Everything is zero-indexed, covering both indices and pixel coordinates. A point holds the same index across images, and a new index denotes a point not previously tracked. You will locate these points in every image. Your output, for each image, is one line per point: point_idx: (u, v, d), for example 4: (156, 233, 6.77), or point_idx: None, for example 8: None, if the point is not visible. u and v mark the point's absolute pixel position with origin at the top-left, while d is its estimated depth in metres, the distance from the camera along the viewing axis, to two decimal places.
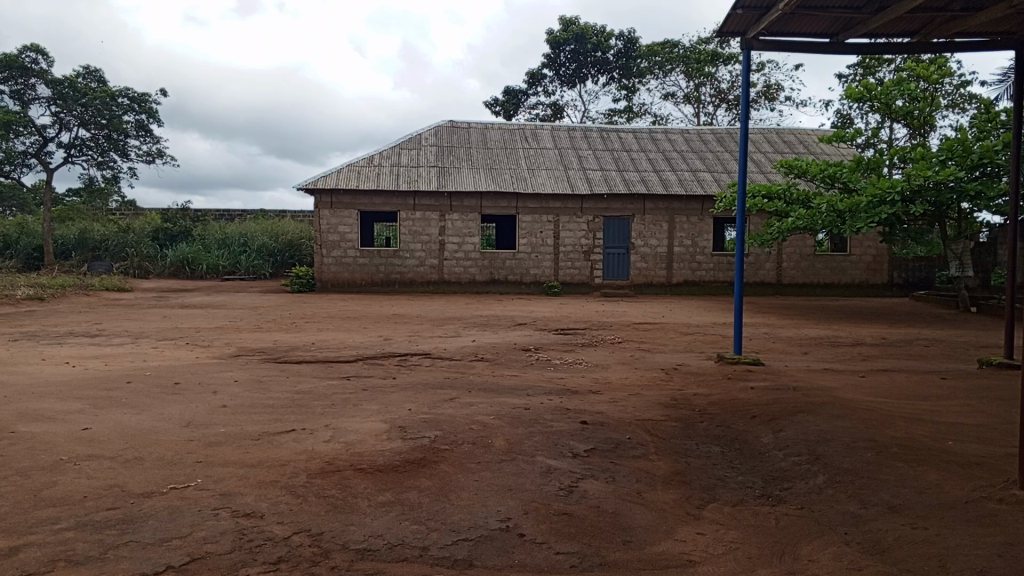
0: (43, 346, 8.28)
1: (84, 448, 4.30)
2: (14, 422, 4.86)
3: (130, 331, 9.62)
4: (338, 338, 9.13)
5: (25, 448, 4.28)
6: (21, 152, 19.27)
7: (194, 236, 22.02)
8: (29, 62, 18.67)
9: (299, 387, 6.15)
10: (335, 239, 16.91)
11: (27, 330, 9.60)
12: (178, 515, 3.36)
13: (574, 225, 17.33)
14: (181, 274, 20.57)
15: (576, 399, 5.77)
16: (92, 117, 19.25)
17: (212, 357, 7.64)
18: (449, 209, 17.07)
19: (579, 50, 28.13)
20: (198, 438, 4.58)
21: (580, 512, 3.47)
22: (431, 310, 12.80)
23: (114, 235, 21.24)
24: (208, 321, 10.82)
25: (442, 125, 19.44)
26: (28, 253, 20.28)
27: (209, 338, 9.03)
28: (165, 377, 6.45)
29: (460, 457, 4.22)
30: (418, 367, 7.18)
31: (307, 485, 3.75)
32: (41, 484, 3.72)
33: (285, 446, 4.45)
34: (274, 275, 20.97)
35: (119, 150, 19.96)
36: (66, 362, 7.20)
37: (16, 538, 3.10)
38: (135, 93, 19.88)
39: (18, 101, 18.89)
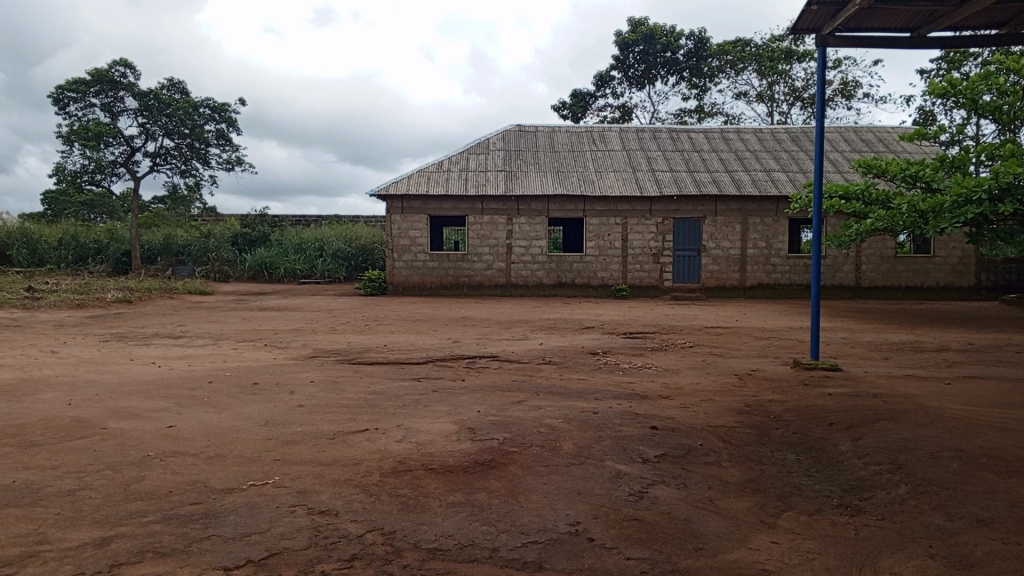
0: (132, 346, 8.67)
1: (170, 445, 4.49)
2: (106, 418, 5.12)
3: (212, 332, 10.00)
4: (409, 340, 9.26)
5: (115, 444, 4.50)
6: (110, 161, 20.20)
7: (272, 241, 22.70)
8: (117, 76, 19.60)
9: (373, 388, 6.27)
10: (406, 243, 17.20)
11: (118, 331, 10.09)
12: (257, 511, 3.47)
13: (642, 228, 17.16)
14: (259, 277, 21.24)
15: (646, 404, 5.71)
16: (176, 127, 20.07)
17: (288, 358, 7.86)
18: (517, 213, 17.11)
19: (648, 51, 27.82)
20: (276, 436, 4.72)
21: (650, 519, 3.43)
22: (501, 313, 12.86)
23: (197, 240, 22.11)
24: (286, 324, 11.14)
25: (509, 129, 19.52)
26: (117, 258, 21.29)
27: (286, 340, 9.30)
28: (245, 377, 6.67)
29: (529, 460, 4.23)
30: (487, 369, 7.23)
31: (379, 485, 3.81)
32: (130, 478, 3.90)
33: (359, 445, 4.54)
34: (348, 279, 21.47)
35: (201, 159, 20.74)
36: (152, 362, 7.54)
37: (108, 529, 3.26)
38: (215, 103, 20.62)
39: (108, 113, 19.85)
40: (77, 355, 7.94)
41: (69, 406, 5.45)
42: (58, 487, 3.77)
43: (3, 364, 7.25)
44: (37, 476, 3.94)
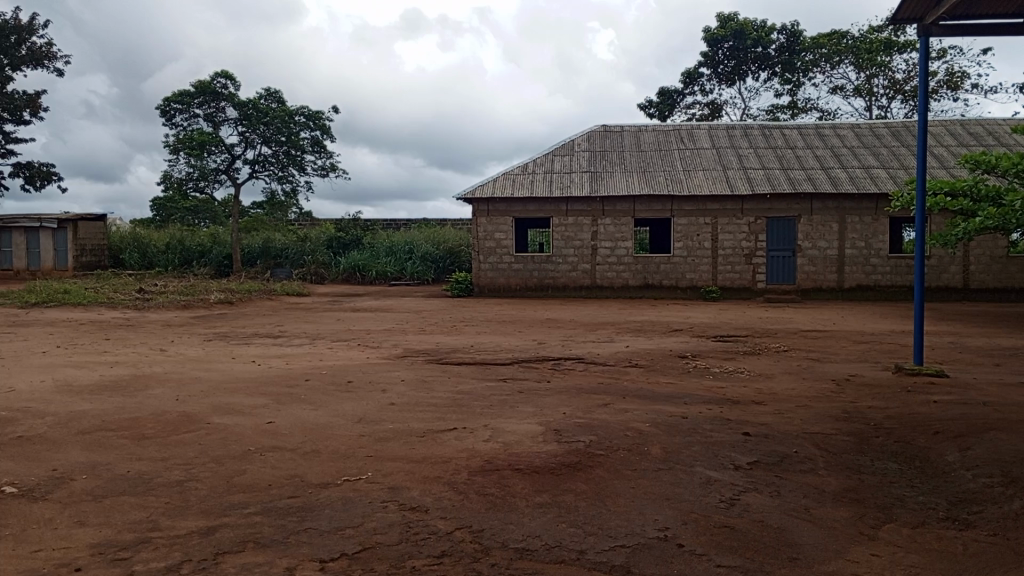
0: (234, 345, 9.08)
1: (269, 440, 4.68)
2: (211, 414, 5.38)
3: (307, 332, 10.36)
4: (495, 341, 9.34)
5: (218, 438, 4.72)
6: (213, 169, 21.20)
7: (364, 244, 23.33)
8: (219, 87, 20.56)
9: (460, 388, 6.36)
10: (492, 245, 17.39)
11: (221, 330, 10.60)
12: (351, 506, 3.58)
13: (733, 228, 16.76)
14: (353, 279, 21.87)
15: (737, 409, 5.58)
16: (273, 135, 20.90)
17: (379, 358, 8.06)
18: (602, 214, 17.00)
19: (738, 46, 27.19)
20: (368, 433, 4.85)
21: (742, 526, 3.35)
22: (587, 315, 12.82)
23: (293, 243, 22.99)
24: (377, 324, 11.44)
25: (594, 130, 19.42)
26: (219, 261, 22.36)
27: (377, 340, 9.54)
28: (339, 375, 6.89)
29: (616, 464, 4.20)
30: (573, 371, 7.22)
31: (468, 483, 3.87)
32: (232, 471, 4.08)
33: (447, 444, 4.62)
34: (436, 280, 21.81)
35: (297, 165, 21.50)
36: (252, 360, 7.87)
37: (213, 518, 3.43)
38: (311, 111, 21.35)
39: (211, 123, 20.83)
40: (183, 353, 8.38)
41: (176, 401, 5.75)
42: (167, 478, 3.99)
43: (117, 361, 7.72)
44: (149, 466, 4.18)
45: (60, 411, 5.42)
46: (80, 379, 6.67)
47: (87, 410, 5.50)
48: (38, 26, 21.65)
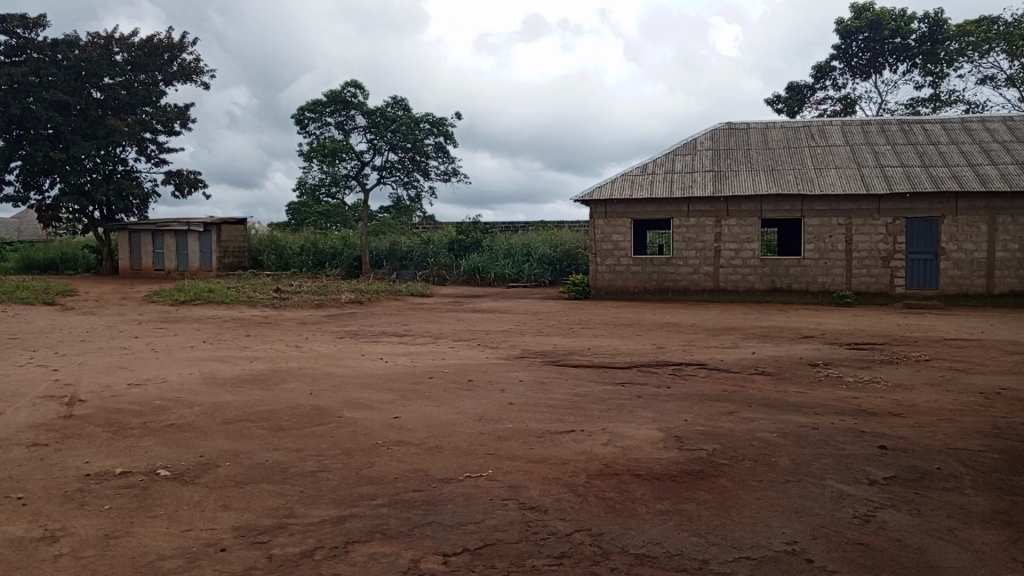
0: (363, 343, 9.47)
1: (394, 435, 4.85)
2: (342, 407, 5.63)
3: (430, 331, 10.65)
4: (613, 344, 9.28)
5: (348, 431, 4.94)
6: (344, 175, 22.16)
7: (484, 246, 23.70)
8: (350, 97, 21.48)
9: (579, 390, 6.35)
10: (610, 247, 17.29)
11: (350, 328, 11.09)
12: (473, 502, 3.65)
13: (869, 229, 15.89)
14: (473, 281, 22.31)
15: (873, 421, 5.28)
16: (400, 142, 21.62)
17: (498, 358, 8.18)
18: (726, 214, 16.54)
19: (874, 38, 25.81)
20: (489, 432, 4.93)
21: (878, 544, 3.18)
22: (708, 319, 12.51)
23: (418, 246, 23.76)
24: (496, 325, 11.62)
25: (718, 128, 18.89)
26: (350, 263, 23.40)
27: (497, 341, 9.69)
28: (460, 374, 7.04)
29: (741, 474, 4.07)
30: (695, 376, 7.06)
31: (587, 486, 3.86)
32: (361, 463, 4.26)
33: (566, 445, 4.63)
34: (553, 282, 21.81)
35: (421, 171, 22.14)
36: (378, 358, 8.18)
37: (344, 508, 3.59)
38: (435, 118, 21.94)
39: (341, 131, 21.77)
40: (315, 350, 8.82)
41: (310, 395, 6.06)
42: (301, 467, 4.21)
43: (256, 356, 8.23)
44: (285, 456, 4.43)
45: (206, 402, 5.83)
46: (223, 372, 7.14)
47: (230, 401, 5.89)
48: (187, 43, 23.37)
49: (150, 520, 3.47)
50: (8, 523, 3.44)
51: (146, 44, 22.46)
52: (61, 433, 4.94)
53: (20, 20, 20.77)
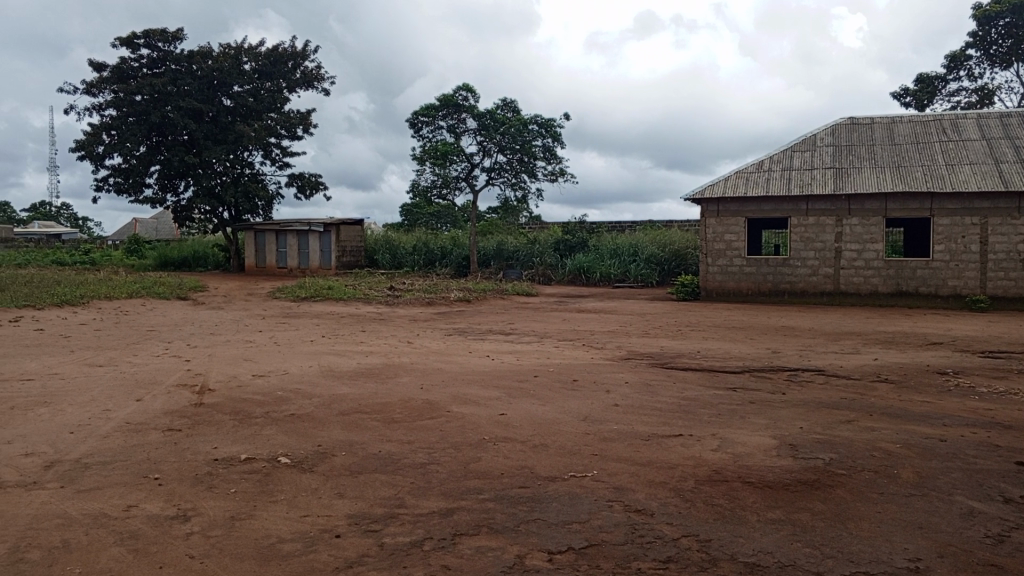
0: (471, 341, 9.64)
1: (501, 431, 4.92)
2: (450, 403, 5.76)
3: (536, 331, 10.71)
4: (724, 347, 9.03)
5: (456, 426, 5.04)
6: (454, 177, 22.60)
7: (590, 246, 23.57)
8: (461, 100, 21.88)
9: (687, 394, 6.23)
10: (722, 247, 16.86)
11: (459, 326, 11.30)
12: (578, 501, 3.66)
13: (1007, 229, 14.80)
14: (578, 280, 22.27)
15: (1010, 435, 4.92)
16: (508, 144, 21.84)
17: (604, 359, 8.13)
18: (848, 213, 15.80)
19: (1016, 23, 24.00)
20: (594, 432, 4.92)
21: (1014, 567, 2.96)
22: (826, 324, 11.99)
23: (524, 246, 23.97)
24: (603, 326, 11.55)
25: (840, 123, 17.98)
26: (458, 262, 23.85)
27: (603, 341, 9.63)
28: (566, 374, 7.05)
29: (860, 485, 3.88)
30: (810, 383, 6.78)
31: (696, 491, 3.79)
32: (469, 458, 4.35)
33: (674, 449, 4.56)
34: (661, 283, 21.42)
35: (529, 172, 22.28)
36: (485, 355, 8.29)
37: (451, 501, 3.67)
38: (543, 119, 22.03)
39: (453, 134, 22.21)
40: (425, 346, 9.04)
41: (420, 390, 6.23)
42: (412, 459, 4.34)
43: (370, 351, 8.52)
44: (396, 448, 4.57)
45: (324, 394, 6.10)
46: (340, 366, 7.44)
47: (346, 393, 6.14)
48: (309, 51, 24.46)
49: (271, 505, 3.66)
50: (146, 501, 3.71)
51: (272, 53, 23.67)
52: (193, 420, 5.29)
53: (161, 34, 22.33)
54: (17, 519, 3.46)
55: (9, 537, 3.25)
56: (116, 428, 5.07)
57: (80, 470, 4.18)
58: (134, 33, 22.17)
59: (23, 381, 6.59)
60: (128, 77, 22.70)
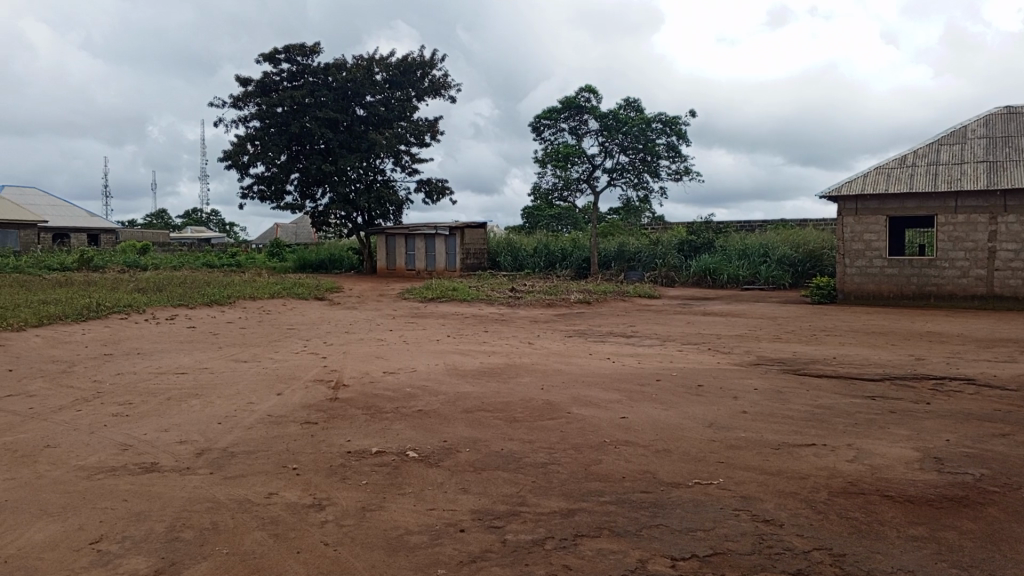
0: (593, 343, 9.61)
1: (623, 434, 4.88)
2: (572, 404, 5.77)
3: (659, 334, 10.54)
4: (863, 354, 8.55)
5: (577, 428, 5.06)
6: (575, 178, 22.59)
7: (716, 247, 22.91)
8: (583, 101, 21.86)
9: (820, 402, 5.95)
10: (861, 247, 15.98)
11: (580, 328, 11.28)
12: (702, 508, 3.58)
13: None
14: (704, 282, 21.72)
15: None
16: (631, 143, 21.63)
17: (730, 363, 7.89)
18: (1003, 211, 14.59)
19: None
20: (720, 439, 4.79)
21: None
22: (978, 329, 11.12)
23: (646, 247, 23.63)
24: (730, 329, 11.21)
25: (993, 113, 16.41)
26: (579, 264, 23.83)
27: (729, 345, 9.35)
28: (690, 378, 6.89)
29: (1016, 504, 3.58)
30: (960, 393, 6.31)
31: (829, 503, 3.62)
32: (590, 460, 4.34)
33: (805, 459, 4.37)
34: (793, 286, 20.50)
35: (652, 171, 21.95)
36: (606, 357, 8.24)
37: (572, 502, 3.69)
38: (667, 117, 21.64)
39: (574, 135, 22.22)
40: (546, 347, 9.09)
41: (541, 391, 6.28)
42: (534, 459, 4.38)
43: (493, 351, 8.66)
44: (519, 447, 4.63)
45: (449, 391, 6.26)
46: (464, 365, 7.61)
47: (470, 392, 6.27)
48: (436, 60, 25.17)
49: (399, 497, 3.80)
50: (285, 489, 3.94)
51: (401, 63, 24.54)
52: (328, 413, 5.57)
53: (299, 49, 23.63)
54: (173, 501, 3.76)
55: (166, 517, 3.55)
56: (259, 420, 5.42)
57: (227, 458, 4.50)
58: (275, 49, 23.58)
59: (178, 374, 7.15)
60: (269, 90, 24.16)
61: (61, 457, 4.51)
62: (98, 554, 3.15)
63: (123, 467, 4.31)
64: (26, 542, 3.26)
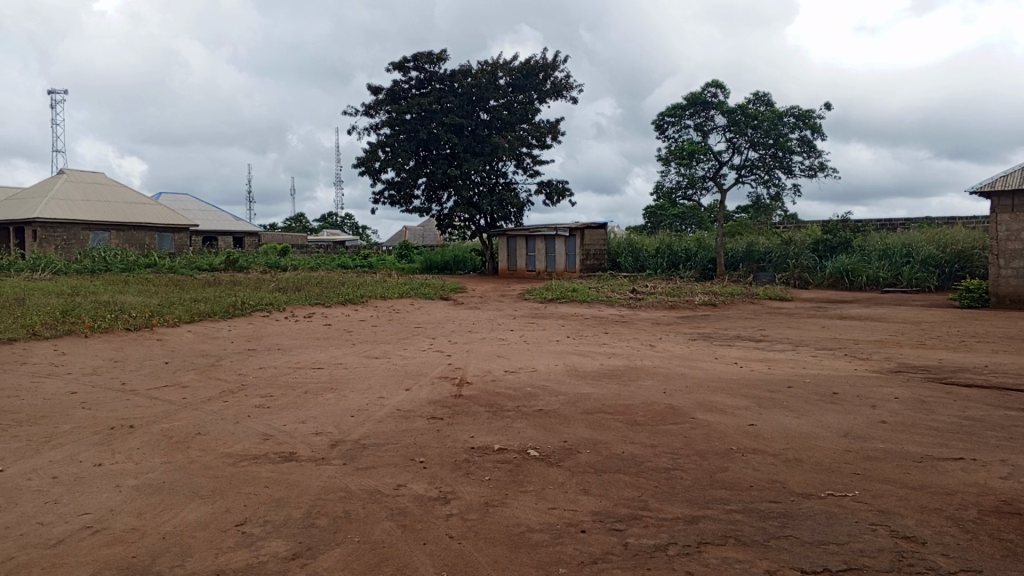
0: (719, 346, 9.36)
1: (750, 442, 4.73)
2: (696, 409, 5.65)
3: (790, 338, 10.12)
4: (1020, 362, 7.87)
5: (702, 433, 4.94)
6: (701, 176, 22.02)
7: (854, 247, 21.84)
8: (710, 97, 21.28)
9: (970, 413, 5.54)
10: (1018, 247, 14.70)
11: (705, 331, 11.02)
12: (835, 521, 3.41)
13: None
14: (840, 284, 20.63)
15: None
16: (761, 139, 20.89)
17: (868, 370, 7.47)
18: None
19: None
20: (855, 450, 4.56)
21: None
22: None
23: (777, 246, 22.73)
24: (868, 334, 10.61)
25: None
26: (704, 265, 23.21)
27: (868, 351, 8.86)
28: (823, 386, 6.57)
29: None
30: None
31: (978, 522, 3.37)
32: (715, 467, 4.23)
33: (952, 474, 4.08)
34: (939, 288, 19.10)
35: (784, 168, 21.09)
36: (733, 362, 8.00)
37: (696, 508, 3.61)
38: (801, 110, 20.74)
39: (700, 132, 21.69)
40: (669, 350, 8.93)
41: (664, 394, 6.18)
42: (656, 463, 4.32)
43: (615, 353, 8.60)
44: (641, 450, 4.58)
45: (570, 392, 6.27)
46: (585, 366, 7.61)
47: (590, 393, 6.25)
48: (560, 61, 25.25)
49: (521, 495, 3.84)
50: (413, 481, 4.08)
51: (524, 66, 24.74)
52: (453, 409, 5.73)
53: (427, 57, 24.35)
54: (309, 490, 3.98)
55: (303, 504, 3.76)
56: (388, 414, 5.63)
57: (358, 450, 4.71)
58: (405, 58, 24.40)
59: (314, 369, 7.55)
60: (399, 98, 25.04)
61: (211, 444, 4.86)
62: (242, 536, 3.38)
63: (265, 455, 4.60)
64: (181, 521, 3.55)
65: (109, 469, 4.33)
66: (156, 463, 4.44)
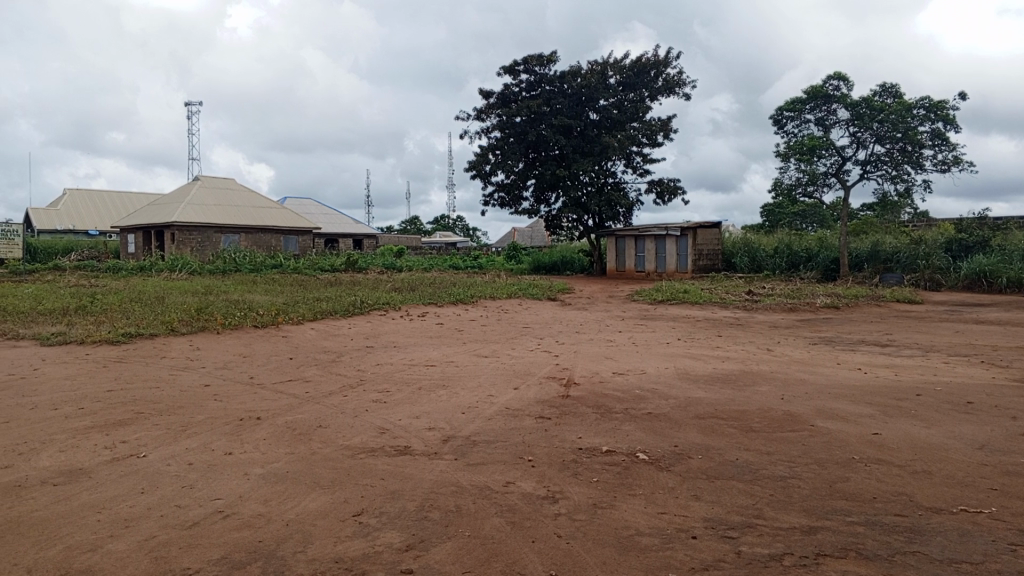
0: (841, 351, 8.94)
1: (876, 452, 4.49)
2: (816, 416, 5.42)
3: (920, 343, 9.53)
4: None
5: (823, 441, 4.74)
6: (822, 173, 21.06)
7: (992, 246, 20.35)
8: (832, 90, 20.34)
9: None
10: None
11: (825, 335, 10.56)
12: (968, 539, 3.20)
13: None
14: (977, 286, 19.19)
15: None
16: (888, 132, 19.79)
17: (1007, 379, 6.94)
18: None
19: None
20: (993, 464, 4.24)
21: None
22: None
23: (906, 246, 21.44)
24: (1009, 340, 9.83)
25: None
26: (826, 265, 22.16)
27: (1007, 359, 8.21)
28: (956, 395, 6.14)
29: None
30: None
31: None
32: (835, 477, 4.05)
33: None
34: None
35: (913, 162, 19.86)
36: (856, 368, 7.61)
37: (815, 519, 3.47)
38: (932, 101, 19.51)
39: (822, 127, 20.75)
40: (787, 355, 8.59)
41: (781, 400, 5.97)
42: (772, 471, 4.18)
43: (727, 356, 8.38)
44: (755, 458, 4.44)
45: (682, 396, 6.15)
46: (696, 369, 7.45)
47: (702, 398, 6.10)
48: (672, 58, 24.78)
49: (630, 498, 3.81)
50: (521, 479, 4.13)
51: (635, 64, 24.45)
52: (562, 410, 5.74)
53: (537, 59, 24.49)
54: (422, 483, 4.10)
55: (416, 497, 3.87)
56: (498, 412, 5.71)
57: (469, 446, 4.80)
58: (515, 61, 24.65)
59: (427, 366, 7.75)
60: (510, 101, 25.30)
61: (330, 436, 5.08)
62: (359, 526, 3.51)
63: (381, 448, 4.77)
64: (303, 509, 3.73)
65: (239, 457, 4.61)
66: (280, 453, 4.70)
